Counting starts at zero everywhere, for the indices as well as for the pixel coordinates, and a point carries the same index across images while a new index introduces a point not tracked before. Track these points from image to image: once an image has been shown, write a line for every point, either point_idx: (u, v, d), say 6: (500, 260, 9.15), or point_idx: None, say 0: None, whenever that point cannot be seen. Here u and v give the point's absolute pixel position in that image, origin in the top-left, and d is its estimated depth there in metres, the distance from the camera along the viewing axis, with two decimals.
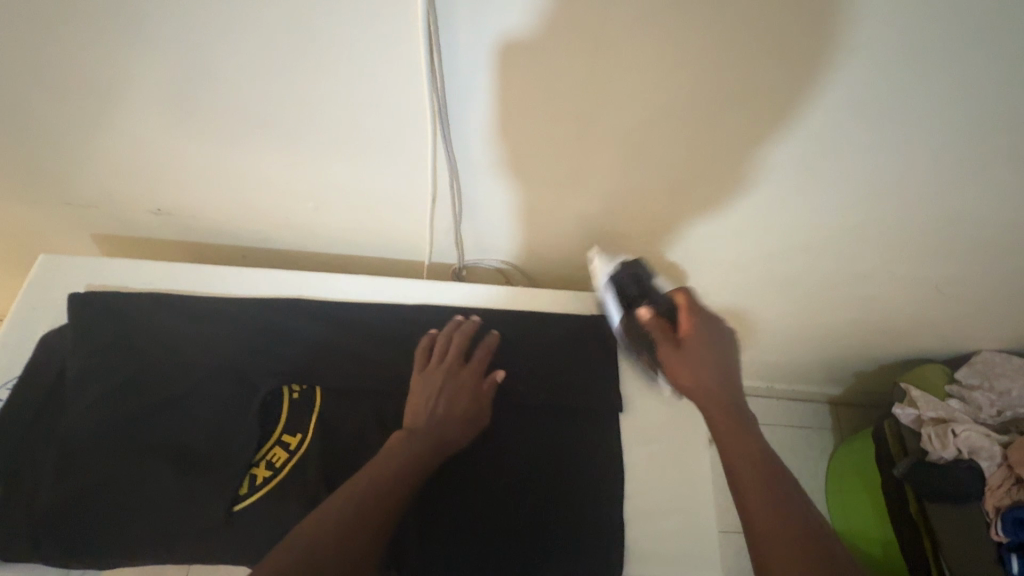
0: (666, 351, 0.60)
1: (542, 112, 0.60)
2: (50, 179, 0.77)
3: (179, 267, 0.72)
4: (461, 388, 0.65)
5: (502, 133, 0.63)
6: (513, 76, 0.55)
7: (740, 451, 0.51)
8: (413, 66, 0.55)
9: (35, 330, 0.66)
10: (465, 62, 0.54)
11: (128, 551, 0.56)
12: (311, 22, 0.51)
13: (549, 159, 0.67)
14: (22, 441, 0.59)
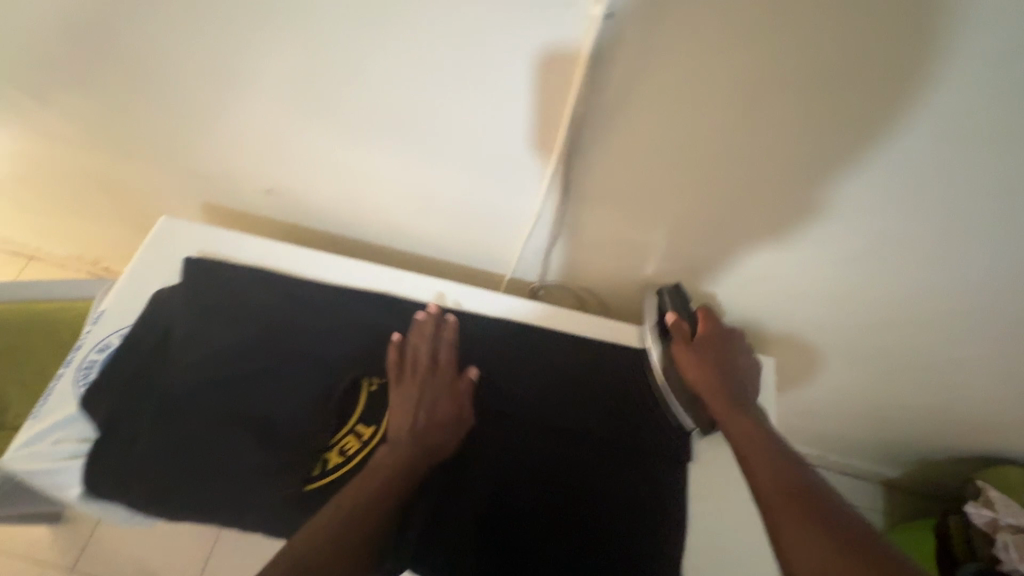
0: (681, 349, 0.68)
1: (669, 154, 0.60)
2: (182, 148, 0.83)
3: (281, 247, 0.75)
4: (435, 398, 0.64)
5: (620, 168, 0.63)
6: (654, 115, 0.56)
7: (746, 432, 0.59)
8: (555, 93, 0.57)
9: (149, 284, 0.71)
10: (611, 96, 0.55)
11: (205, 512, 0.59)
12: (474, 38, 0.54)
13: (656, 199, 0.67)
14: (127, 387, 0.63)
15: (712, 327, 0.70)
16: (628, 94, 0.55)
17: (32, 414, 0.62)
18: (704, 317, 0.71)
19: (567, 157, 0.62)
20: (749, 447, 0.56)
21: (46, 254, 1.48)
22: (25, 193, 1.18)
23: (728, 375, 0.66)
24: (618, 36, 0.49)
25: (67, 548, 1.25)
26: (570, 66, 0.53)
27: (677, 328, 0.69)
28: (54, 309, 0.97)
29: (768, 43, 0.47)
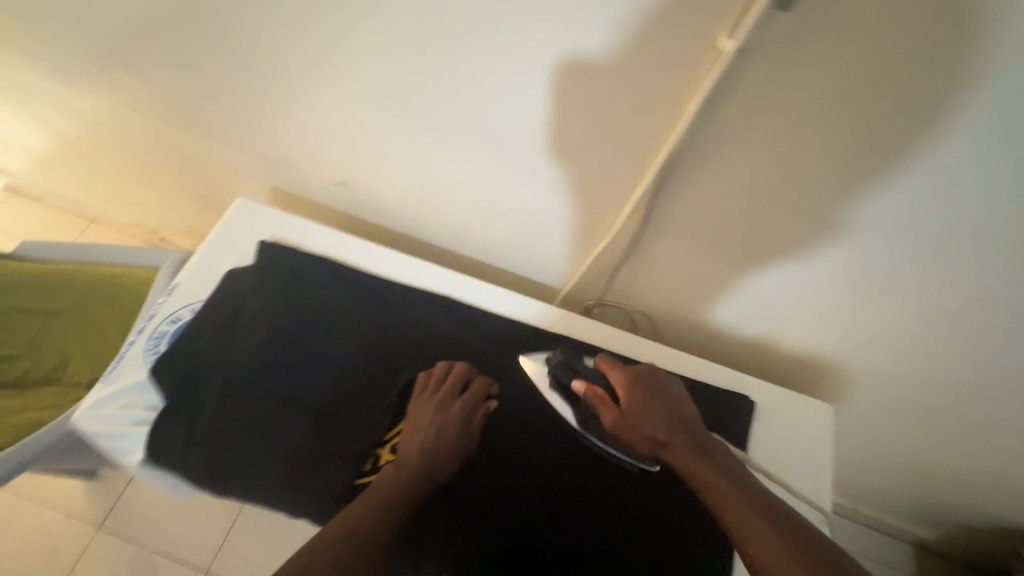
0: (609, 416, 0.58)
1: (756, 197, 0.59)
2: (264, 134, 0.86)
3: (350, 241, 0.77)
4: (452, 421, 0.62)
5: (706, 204, 0.62)
6: (754, 157, 0.55)
7: (713, 481, 0.50)
8: (659, 120, 0.56)
9: (222, 263, 0.73)
10: (718, 132, 0.54)
11: (259, 495, 0.60)
12: (587, 59, 0.54)
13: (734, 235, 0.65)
14: (195, 361, 0.65)
15: (627, 375, 0.60)
16: (735, 132, 0.53)
17: (103, 375, 0.65)
18: (614, 373, 0.61)
19: (657, 184, 0.62)
20: (720, 499, 0.49)
21: (106, 217, 1.55)
22: (99, 158, 1.23)
23: (667, 418, 0.56)
24: (744, 73, 0.48)
25: (97, 503, 1.29)
26: (687, 95, 0.53)
27: (592, 396, 0.61)
28: (119, 273, 1.01)
29: (896, 104, 0.46)
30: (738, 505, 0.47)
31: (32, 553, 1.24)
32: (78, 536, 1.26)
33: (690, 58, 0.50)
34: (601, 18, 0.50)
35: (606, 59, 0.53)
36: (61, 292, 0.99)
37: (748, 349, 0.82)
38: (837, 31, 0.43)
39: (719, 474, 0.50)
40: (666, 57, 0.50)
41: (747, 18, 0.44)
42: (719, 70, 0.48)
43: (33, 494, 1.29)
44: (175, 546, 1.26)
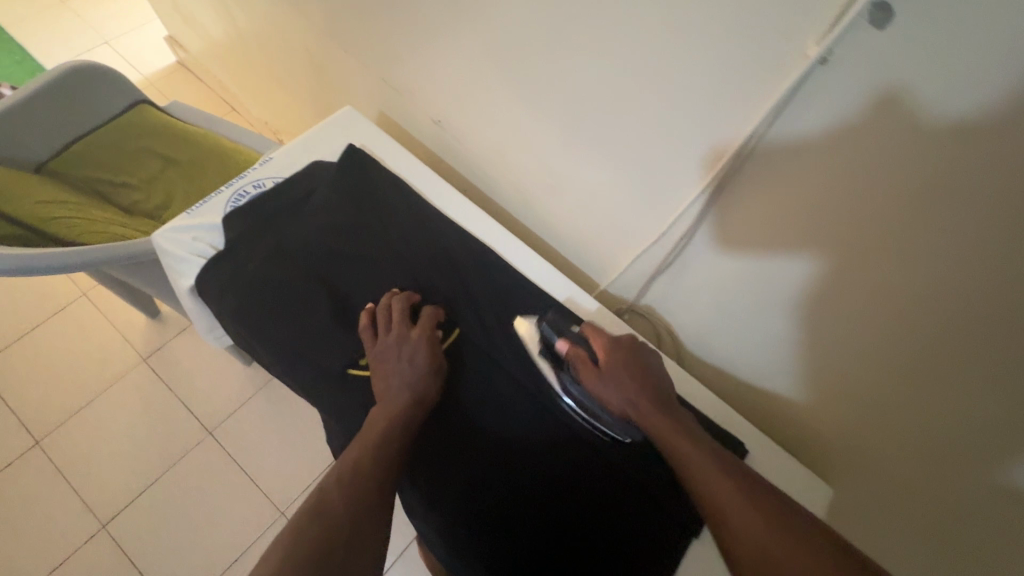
0: (588, 373, 0.63)
1: (802, 233, 0.58)
2: (389, 60, 0.94)
3: (424, 171, 0.83)
4: (417, 347, 0.65)
5: (754, 223, 0.62)
6: (811, 185, 0.54)
7: (674, 438, 0.55)
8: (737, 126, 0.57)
9: (313, 152, 0.81)
10: (782, 145, 0.54)
11: (272, 349, 0.68)
12: (688, 53, 0.56)
13: (778, 273, 0.64)
14: (261, 222, 0.73)
15: (609, 342, 0.65)
16: (797, 149, 0.54)
17: (189, 209, 0.74)
18: (596, 337, 0.66)
19: (717, 185, 0.63)
20: (673, 444, 0.55)
21: (244, 108, 1.75)
22: (255, 53, 1.40)
23: (642, 379, 0.61)
24: (821, 82, 0.48)
25: (150, 340, 1.46)
26: (766, 101, 0.53)
27: (574, 355, 0.65)
28: (235, 148, 1.15)
29: (958, 165, 0.44)
30: (698, 456, 0.53)
31: (87, 361, 1.43)
32: (126, 361, 1.43)
33: (777, 62, 0.50)
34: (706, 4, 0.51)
35: (701, 48, 0.54)
36: (185, 147, 1.14)
37: (759, 401, 0.79)
38: (919, 60, 0.42)
39: (679, 433, 0.55)
40: (757, 58, 0.51)
41: (838, 26, 0.44)
42: (800, 73, 0.49)
43: (106, 313, 1.49)
44: (195, 400, 1.40)
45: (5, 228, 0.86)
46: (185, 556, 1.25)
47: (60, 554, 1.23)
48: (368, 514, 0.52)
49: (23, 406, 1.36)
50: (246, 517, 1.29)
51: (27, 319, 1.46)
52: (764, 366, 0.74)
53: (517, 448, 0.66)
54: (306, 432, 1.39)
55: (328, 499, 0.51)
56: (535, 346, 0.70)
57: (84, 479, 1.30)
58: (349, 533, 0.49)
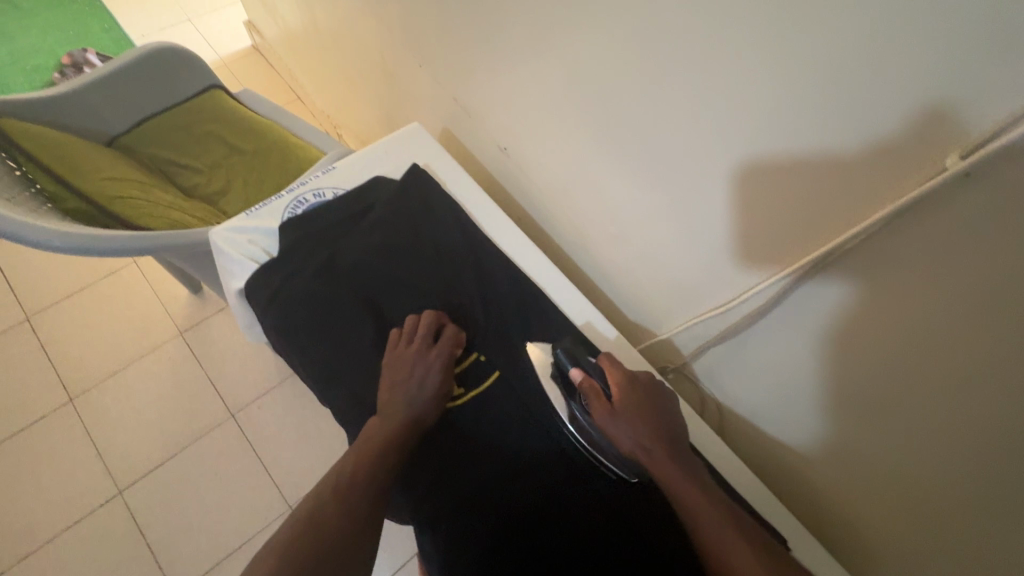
0: (601, 411, 0.59)
1: (895, 345, 0.53)
2: (463, 80, 0.93)
3: (485, 199, 0.81)
4: (433, 368, 0.63)
5: (839, 318, 0.57)
6: (918, 300, 0.49)
7: (688, 492, 0.53)
8: (833, 215, 0.52)
9: (377, 167, 0.80)
10: (890, 251, 0.49)
11: (311, 366, 0.67)
12: (790, 131, 0.51)
13: (855, 372, 0.58)
14: (316, 234, 0.73)
15: (622, 375, 0.62)
16: (907, 259, 0.48)
17: (248, 210, 0.75)
18: (611, 369, 0.63)
19: (802, 274, 0.57)
20: (688, 497, 0.53)
21: (308, 99, 1.78)
22: (328, 50, 1.42)
23: (652, 424, 0.58)
24: (956, 198, 0.43)
25: (189, 315, 1.49)
26: (883, 203, 0.48)
27: (588, 387, 0.61)
28: (297, 143, 1.16)
29: None
30: (718, 521, 0.51)
31: (128, 326, 1.47)
32: (164, 332, 1.46)
33: (901, 165, 0.45)
34: (821, 90, 0.47)
35: (808, 132, 0.50)
36: (250, 136, 1.16)
37: (804, 489, 0.74)
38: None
39: (694, 486, 0.53)
40: (876, 156, 0.46)
41: (988, 145, 0.39)
42: (932, 185, 0.43)
43: (152, 283, 1.53)
44: (223, 381, 1.42)
45: (72, 201, 0.89)
46: (191, 535, 1.26)
47: (75, 514, 1.26)
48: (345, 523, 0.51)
49: (64, 362, 1.41)
50: (255, 506, 1.30)
51: (79, 278, 1.51)
52: (818, 458, 0.69)
53: (528, 470, 0.63)
54: (324, 428, 1.39)
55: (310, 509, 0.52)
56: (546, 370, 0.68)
57: (108, 443, 1.33)
58: (336, 548, 0.49)
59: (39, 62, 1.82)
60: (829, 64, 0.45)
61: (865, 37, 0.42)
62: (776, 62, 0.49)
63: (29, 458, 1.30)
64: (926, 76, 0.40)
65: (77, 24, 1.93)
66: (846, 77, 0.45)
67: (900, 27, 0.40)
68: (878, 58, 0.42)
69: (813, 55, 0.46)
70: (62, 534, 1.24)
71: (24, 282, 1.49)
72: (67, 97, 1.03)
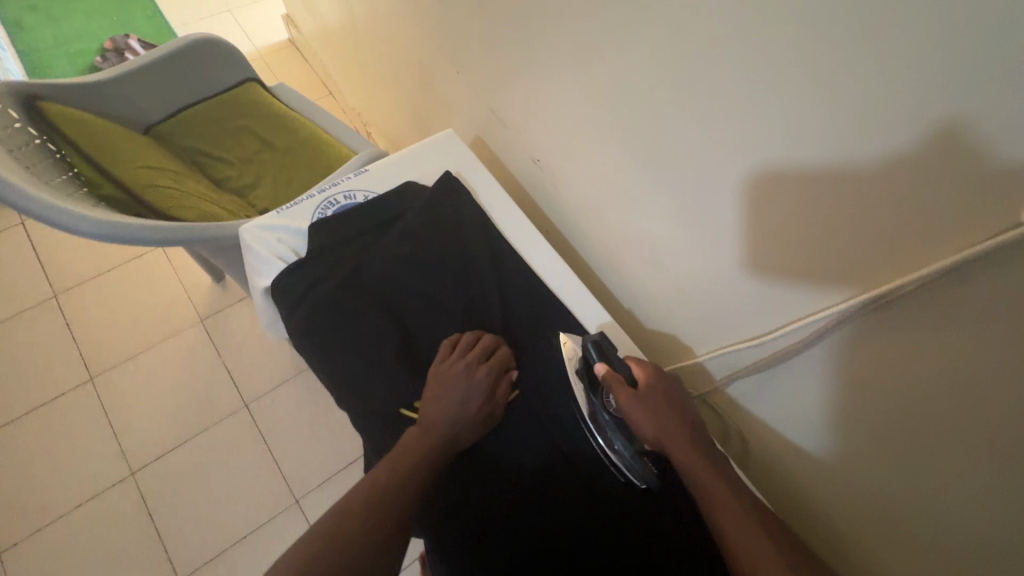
0: (627, 397, 0.61)
1: (930, 400, 0.51)
2: (499, 90, 0.93)
3: (514, 212, 0.80)
4: (479, 386, 0.63)
5: (871, 363, 0.55)
6: (957, 359, 0.47)
7: (713, 485, 0.57)
8: (873, 259, 0.50)
9: (409, 172, 0.80)
10: (936, 304, 0.47)
11: (330, 371, 0.67)
12: (830, 168, 0.50)
13: (887, 420, 0.56)
14: (344, 238, 0.72)
15: (649, 371, 0.64)
16: (964, 324, 0.45)
17: (280, 208, 0.74)
18: (639, 365, 0.64)
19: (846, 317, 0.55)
20: (712, 494, 0.56)
21: (341, 96, 1.80)
22: (365, 50, 1.42)
23: (677, 418, 0.60)
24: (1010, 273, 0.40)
25: (211, 303, 1.51)
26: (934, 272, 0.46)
27: (612, 379, 0.62)
28: (329, 141, 1.16)
29: None
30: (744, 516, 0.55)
31: (150, 310, 1.49)
32: (185, 318, 1.48)
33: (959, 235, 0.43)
34: (880, 144, 0.45)
35: (853, 181, 0.48)
36: (284, 132, 1.16)
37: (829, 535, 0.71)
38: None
39: (719, 483, 0.57)
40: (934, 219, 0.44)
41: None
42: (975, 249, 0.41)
43: (176, 268, 1.55)
44: (239, 370, 1.44)
45: (107, 186, 0.90)
46: (198, 524, 1.27)
47: (87, 492, 1.28)
48: (369, 532, 0.50)
49: (87, 341, 1.43)
50: (262, 499, 1.30)
51: (106, 259, 1.54)
52: (841, 502, 0.67)
53: (552, 498, 0.62)
54: (335, 426, 1.40)
55: (338, 515, 0.51)
56: (571, 364, 0.67)
57: (124, 424, 1.35)
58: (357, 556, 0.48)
59: (82, 45, 1.86)
60: (891, 120, 0.43)
61: (921, 96, 0.40)
62: (816, 100, 0.48)
63: (47, 434, 1.33)
64: (970, 134, 0.39)
65: (122, 10, 1.97)
66: (902, 131, 0.43)
67: (953, 91, 0.38)
68: (950, 122, 0.40)
69: (874, 109, 0.44)
70: (73, 511, 1.26)
71: (55, 259, 1.52)
72: (108, 84, 1.05)
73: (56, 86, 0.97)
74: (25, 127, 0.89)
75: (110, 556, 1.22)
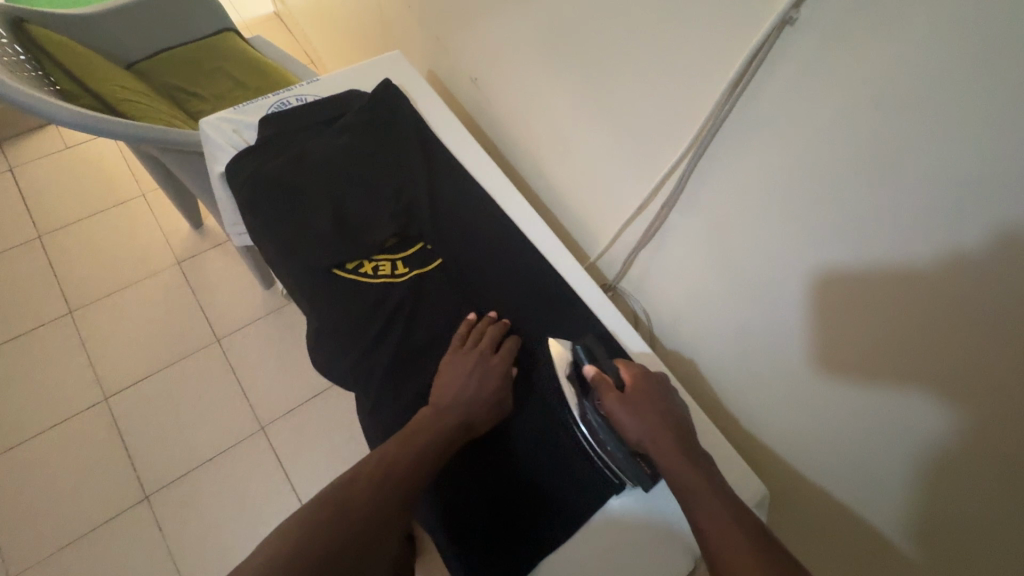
0: (605, 395, 0.61)
1: (747, 200, 0.63)
2: (444, 21, 1.02)
3: (447, 117, 0.89)
4: (492, 373, 0.67)
5: (718, 191, 0.66)
6: (760, 151, 0.59)
7: (694, 486, 0.54)
8: (706, 94, 0.61)
9: (354, 80, 0.89)
10: (737, 109, 0.59)
11: (269, 237, 0.74)
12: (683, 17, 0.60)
13: (735, 239, 0.67)
14: (290, 129, 0.80)
15: (636, 374, 0.64)
16: (786, 164, 0.57)
17: (236, 106, 0.83)
18: (627, 368, 0.65)
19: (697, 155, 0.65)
20: (691, 492, 0.54)
21: (320, 62, 1.89)
22: (338, 8, 1.52)
23: (663, 418, 0.60)
24: (936, 200, 0.45)
25: (187, 246, 1.58)
26: (858, 198, 0.51)
27: (600, 380, 0.62)
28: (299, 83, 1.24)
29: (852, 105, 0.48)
30: (726, 514, 0.51)
31: (129, 252, 1.56)
32: (162, 260, 1.56)
33: (951, 252, 0.45)
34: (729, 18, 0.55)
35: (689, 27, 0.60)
36: (256, 72, 1.25)
37: (828, 534, 0.71)
38: (875, 22, 0.44)
39: (702, 482, 0.54)
40: (905, 213, 0.48)
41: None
42: (762, 36, 0.52)
43: (155, 214, 1.62)
44: (212, 307, 1.51)
45: (86, 99, 0.99)
46: (169, 446, 1.33)
47: (63, 414, 1.34)
48: (376, 511, 0.54)
49: (68, 278, 1.51)
50: (230, 424, 1.37)
51: (90, 204, 1.62)
52: (721, 348, 0.77)
53: (551, 506, 0.65)
54: (303, 359, 1.47)
55: (349, 486, 0.55)
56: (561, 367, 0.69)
57: (100, 354, 1.42)
58: (363, 533, 0.52)
59: None
60: None
61: None
62: None
63: (25, 360, 1.40)
64: None
65: None
66: None
67: None
68: None
69: None
70: (48, 431, 1.32)
71: (39, 204, 1.60)
72: (94, 19, 1.14)
73: (39, 15, 1.07)
74: (12, 46, 0.98)
75: (83, 472, 1.29)
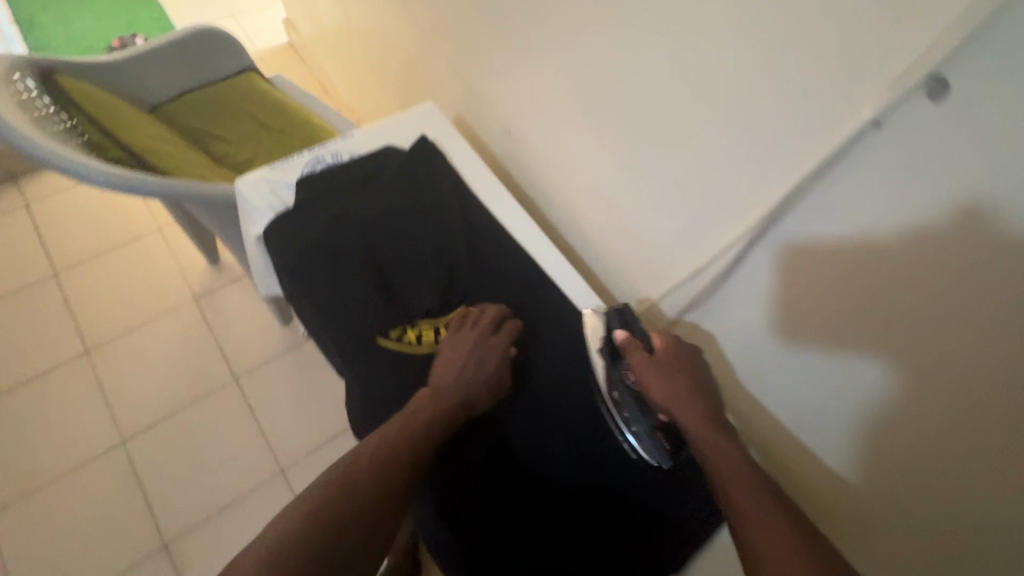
0: (639, 362, 0.64)
1: (815, 287, 0.60)
2: (476, 70, 1.01)
3: (484, 172, 0.88)
4: (491, 352, 0.69)
5: (781, 271, 0.63)
6: (833, 241, 0.56)
7: (721, 455, 0.57)
8: (773, 177, 0.59)
9: (390, 136, 0.88)
10: (809, 196, 0.56)
11: (311, 304, 0.73)
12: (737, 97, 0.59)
13: (791, 318, 0.65)
14: (328, 189, 0.79)
15: (667, 339, 0.67)
16: (864, 260, 0.54)
17: (272, 163, 0.82)
18: (659, 334, 0.68)
19: (756, 233, 0.63)
20: (713, 459, 0.57)
21: (337, 92, 1.89)
22: (359, 45, 1.52)
23: (691, 385, 0.63)
24: None
25: (204, 283, 1.57)
26: (947, 301, 0.49)
27: (630, 344, 0.66)
28: (322, 125, 1.24)
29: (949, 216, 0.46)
30: (750, 486, 0.54)
31: (146, 288, 1.55)
32: (179, 297, 1.54)
33: None
34: (797, 105, 0.54)
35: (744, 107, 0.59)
36: (280, 114, 1.25)
37: None
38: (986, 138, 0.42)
39: (727, 454, 0.57)
40: (950, 268, 0.47)
41: (898, 88, 0.45)
42: (852, 131, 0.50)
43: (173, 250, 1.61)
44: (230, 345, 1.49)
45: (115, 150, 0.98)
46: (186, 490, 1.31)
47: (80, 457, 1.32)
48: (380, 498, 0.54)
49: (85, 316, 1.49)
50: (249, 466, 1.35)
51: (107, 240, 1.61)
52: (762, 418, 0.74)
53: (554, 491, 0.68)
54: (322, 398, 1.45)
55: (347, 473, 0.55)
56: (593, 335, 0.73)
57: (117, 395, 1.40)
58: (366, 525, 0.52)
59: (91, 44, 1.96)
60: (807, 70, 0.52)
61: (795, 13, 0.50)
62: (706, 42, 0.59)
63: (42, 402, 1.38)
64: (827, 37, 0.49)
65: (128, 13, 2.08)
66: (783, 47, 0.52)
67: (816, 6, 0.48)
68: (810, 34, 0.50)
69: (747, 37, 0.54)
70: (64, 476, 1.30)
71: (55, 240, 1.59)
72: (120, 65, 1.15)
73: (67, 63, 1.06)
74: (39, 96, 0.97)
75: (100, 518, 1.26)
